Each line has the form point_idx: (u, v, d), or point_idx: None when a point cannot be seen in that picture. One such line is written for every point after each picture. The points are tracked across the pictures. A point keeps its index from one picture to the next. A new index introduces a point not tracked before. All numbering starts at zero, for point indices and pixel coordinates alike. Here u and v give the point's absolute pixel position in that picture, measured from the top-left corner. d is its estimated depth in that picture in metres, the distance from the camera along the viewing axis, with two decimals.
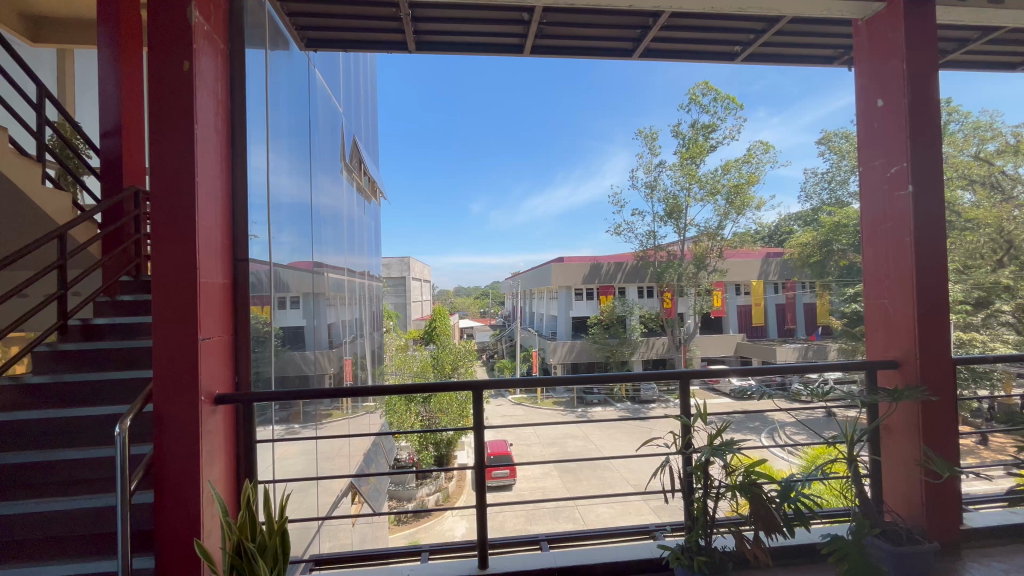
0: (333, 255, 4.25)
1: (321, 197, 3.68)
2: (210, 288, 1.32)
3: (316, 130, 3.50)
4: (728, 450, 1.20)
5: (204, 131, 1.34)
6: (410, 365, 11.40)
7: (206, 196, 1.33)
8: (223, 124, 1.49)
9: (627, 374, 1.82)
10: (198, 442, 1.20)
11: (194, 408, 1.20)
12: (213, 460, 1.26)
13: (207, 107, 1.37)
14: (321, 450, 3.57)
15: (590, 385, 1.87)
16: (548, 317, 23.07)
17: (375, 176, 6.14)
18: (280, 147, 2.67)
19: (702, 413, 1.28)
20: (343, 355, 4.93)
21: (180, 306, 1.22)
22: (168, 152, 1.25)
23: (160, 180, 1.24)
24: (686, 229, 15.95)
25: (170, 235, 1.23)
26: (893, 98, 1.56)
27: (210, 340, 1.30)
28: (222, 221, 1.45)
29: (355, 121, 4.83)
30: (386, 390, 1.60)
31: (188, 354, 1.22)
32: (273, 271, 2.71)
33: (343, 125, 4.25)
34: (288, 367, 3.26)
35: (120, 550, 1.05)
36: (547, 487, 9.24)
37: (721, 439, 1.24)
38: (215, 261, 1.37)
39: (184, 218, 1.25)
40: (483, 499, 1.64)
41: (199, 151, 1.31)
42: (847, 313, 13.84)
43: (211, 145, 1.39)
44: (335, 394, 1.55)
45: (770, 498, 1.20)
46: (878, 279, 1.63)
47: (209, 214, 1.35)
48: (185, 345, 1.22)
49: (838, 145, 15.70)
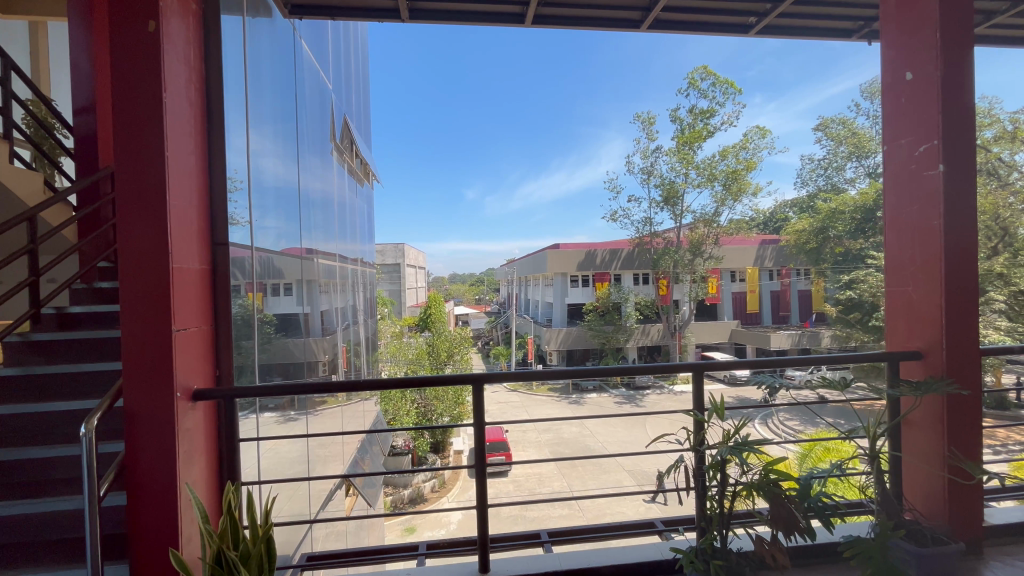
0: (323, 241, 4.09)
1: (310, 182, 3.54)
2: (185, 274, 1.22)
3: (304, 109, 3.34)
4: (747, 447, 1.13)
5: (175, 100, 1.23)
6: (404, 352, 11.45)
7: (178, 172, 1.22)
8: (196, 94, 1.37)
9: (625, 366, 1.72)
10: (174, 442, 1.11)
11: (169, 405, 1.11)
12: (193, 461, 1.17)
13: (177, 74, 1.25)
14: (314, 441, 3.51)
15: (587, 378, 1.73)
16: (544, 304, 23.08)
17: (367, 157, 5.96)
18: (262, 123, 2.54)
19: (717, 409, 1.21)
20: (337, 342, 4.85)
21: (151, 293, 1.12)
22: (133, 123, 1.14)
23: (122, 153, 1.13)
24: (682, 215, 15.91)
25: (139, 215, 1.13)
26: (924, 71, 1.47)
27: (186, 332, 1.20)
28: (198, 202, 1.34)
29: (346, 100, 4.68)
30: (383, 384, 1.51)
31: (162, 345, 1.12)
32: (257, 256, 2.57)
33: (332, 103, 4.09)
34: (279, 355, 3.16)
35: (90, 558, 0.97)
36: (543, 474, 9.29)
37: (736, 435, 1.17)
38: (191, 243, 1.27)
39: (154, 194, 1.14)
40: (483, 494, 1.57)
41: (170, 123, 1.19)
42: (841, 300, 13.92)
43: (184, 116, 1.27)
44: (328, 389, 1.46)
45: (788, 497, 1.13)
46: (901, 266, 1.56)
47: (183, 194, 1.24)
48: (159, 335, 1.12)
49: (836, 131, 15.75)
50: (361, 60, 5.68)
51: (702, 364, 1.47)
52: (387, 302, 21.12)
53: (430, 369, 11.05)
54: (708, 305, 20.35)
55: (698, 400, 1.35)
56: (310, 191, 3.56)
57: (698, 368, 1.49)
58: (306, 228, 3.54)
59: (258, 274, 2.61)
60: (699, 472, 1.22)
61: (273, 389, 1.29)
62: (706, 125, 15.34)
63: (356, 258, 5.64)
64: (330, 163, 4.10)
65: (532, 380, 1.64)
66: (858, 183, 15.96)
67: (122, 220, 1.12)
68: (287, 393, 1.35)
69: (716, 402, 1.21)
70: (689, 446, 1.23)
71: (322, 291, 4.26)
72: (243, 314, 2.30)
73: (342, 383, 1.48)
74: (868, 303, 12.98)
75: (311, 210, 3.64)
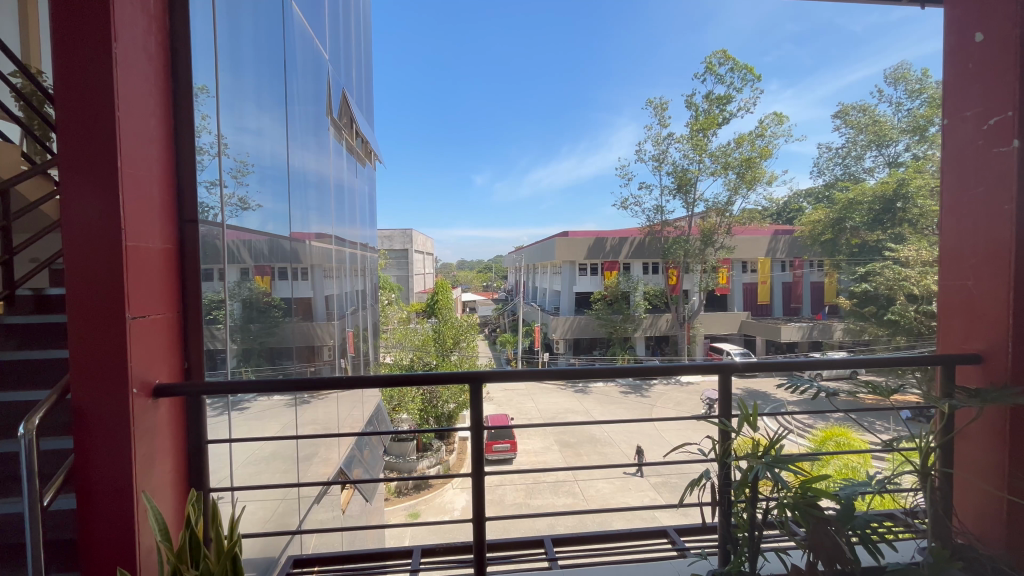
0: (318, 224, 3.89)
1: (300, 162, 3.36)
2: (143, 256, 1.14)
3: (295, 79, 3.19)
4: (785, 463, 1.00)
5: (132, 65, 1.15)
6: (410, 338, 11.17)
7: (134, 144, 1.14)
8: (158, 60, 1.28)
9: (642, 366, 1.54)
10: (130, 442, 1.03)
11: (122, 401, 1.02)
12: (154, 465, 1.09)
13: (132, 34, 1.16)
14: (311, 430, 3.52)
15: (599, 379, 1.57)
16: (551, 293, 23.01)
17: (369, 137, 5.80)
18: (237, 91, 2.39)
19: (750, 417, 1.07)
20: (344, 327, 4.87)
21: (101, 279, 1.05)
22: (81, 87, 1.06)
23: (69, 124, 1.05)
24: (694, 203, 15.64)
25: (90, 190, 1.06)
26: (1000, 29, 1.30)
27: (143, 320, 1.11)
28: (159, 179, 1.25)
29: (346, 74, 4.52)
30: (375, 380, 1.38)
31: (115, 334, 1.04)
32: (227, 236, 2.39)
33: (329, 75, 3.94)
34: (275, 340, 3.09)
35: (31, 566, 0.90)
36: (548, 463, 9.32)
37: (772, 448, 1.04)
38: (150, 223, 1.19)
39: (106, 167, 1.06)
40: (482, 501, 1.46)
41: (121, 88, 1.10)
42: (856, 293, 13.69)
43: (142, 85, 1.19)
44: (313, 387, 1.33)
45: (832, 523, 0.99)
46: (958, 257, 1.42)
47: (140, 167, 1.16)
48: (111, 323, 1.04)
49: (855, 119, 15.49)
50: (363, 35, 5.48)
51: (729, 365, 1.32)
52: (394, 288, 21.14)
53: (436, 355, 10.95)
54: (718, 295, 20.19)
55: (724, 405, 1.21)
56: (302, 170, 3.40)
57: (725, 369, 1.34)
58: (298, 209, 3.38)
59: (234, 255, 2.47)
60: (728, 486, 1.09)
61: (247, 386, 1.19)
62: (722, 112, 14.98)
63: (357, 243, 5.41)
64: (327, 139, 3.94)
65: (539, 379, 1.50)
66: (876, 173, 15.69)
67: (69, 197, 1.05)
68: (263, 390, 1.25)
69: (751, 411, 1.07)
70: (715, 459, 1.10)
71: (326, 276, 4.18)
72: (212, 298, 2.17)
73: (330, 379, 1.35)
74: (883, 296, 12.77)
75: (304, 191, 3.48)
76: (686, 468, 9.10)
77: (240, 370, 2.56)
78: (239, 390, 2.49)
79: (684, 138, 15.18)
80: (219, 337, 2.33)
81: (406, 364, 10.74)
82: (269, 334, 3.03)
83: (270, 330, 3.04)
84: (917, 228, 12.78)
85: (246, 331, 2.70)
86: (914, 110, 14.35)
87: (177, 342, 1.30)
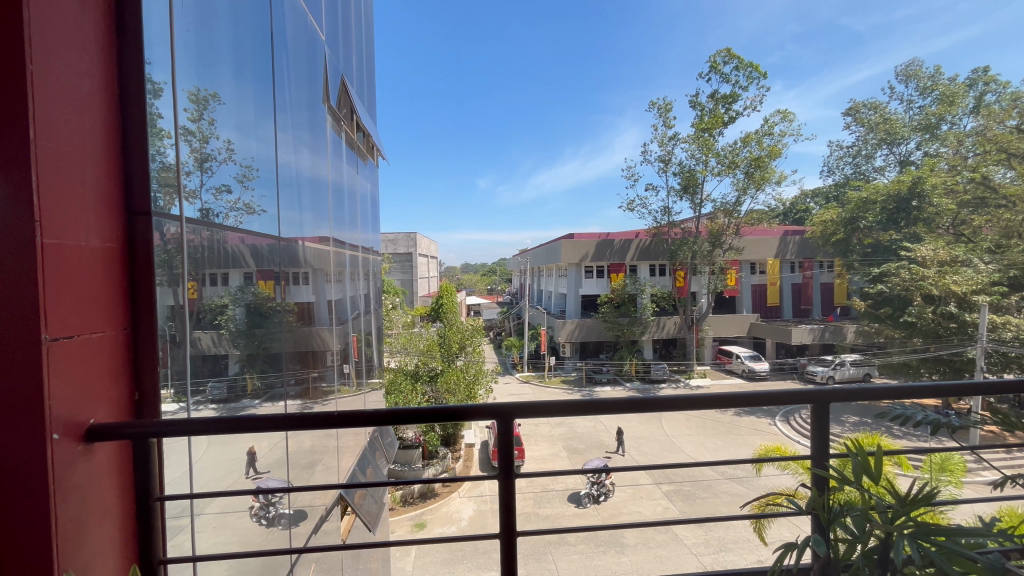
0: (312, 226, 3.53)
1: (290, 157, 3.07)
2: (78, 257, 1.07)
3: (281, 66, 2.90)
4: (927, 535, 1.09)
5: (65, 39, 1.07)
6: (415, 343, 10.91)
7: (66, 128, 1.06)
8: (98, 37, 1.21)
9: (710, 397, 1.26)
10: (47, 501, 0.96)
11: (40, 447, 0.95)
12: (88, 525, 1.04)
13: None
14: (312, 445, 3.33)
15: (649, 410, 1.25)
16: (557, 296, 22.88)
17: (371, 131, 5.62)
18: (209, 81, 2.21)
19: (867, 471, 1.18)
20: (350, 332, 4.73)
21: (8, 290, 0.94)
22: None
23: None
24: (702, 204, 15.55)
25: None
26: None
27: (69, 340, 1.02)
28: (101, 171, 1.19)
29: (344, 58, 4.28)
30: (355, 416, 1.13)
31: (30, 359, 0.95)
32: (214, 239, 2.29)
33: (326, 59, 3.70)
34: (281, 346, 2.98)
35: None
36: (557, 471, 9.19)
37: (899, 513, 1.14)
38: (85, 222, 1.11)
39: (18, 158, 0.95)
40: (510, 544, 1.22)
41: (39, 56, 0.99)
42: (870, 293, 13.47)
43: (80, 64, 1.12)
44: (276, 427, 1.11)
45: None
46: None
47: (74, 157, 1.08)
48: (24, 338, 0.94)
49: (867, 117, 15.55)
50: (364, 23, 5.26)
51: (820, 391, 1.25)
52: (398, 292, 21.02)
53: (442, 360, 10.65)
54: (727, 297, 19.99)
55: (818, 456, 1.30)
56: (295, 168, 3.14)
57: (818, 396, 1.26)
58: (289, 211, 3.08)
59: (238, 260, 2.48)
60: (843, 551, 1.18)
61: (194, 424, 1.07)
62: (728, 111, 14.90)
63: (358, 246, 5.07)
64: (323, 131, 3.70)
65: (561, 409, 1.21)
66: (887, 171, 15.73)
67: None
68: (222, 432, 1.10)
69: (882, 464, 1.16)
70: (828, 525, 1.20)
71: (332, 280, 4.06)
72: (213, 304, 2.24)
73: (293, 418, 1.11)
74: (899, 297, 12.50)
75: (297, 190, 3.19)
76: (699, 476, 8.85)
77: (244, 377, 2.53)
78: (240, 396, 2.48)
79: (689, 138, 15.02)
80: (222, 343, 2.34)
81: (412, 370, 10.55)
82: (280, 340, 2.98)
83: (277, 335, 2.94)
84: (932, 227, 12.60)
85: (252, 340, 2.61)
86: (925, 107, 14.32)
87: (123, 350, 1.24)
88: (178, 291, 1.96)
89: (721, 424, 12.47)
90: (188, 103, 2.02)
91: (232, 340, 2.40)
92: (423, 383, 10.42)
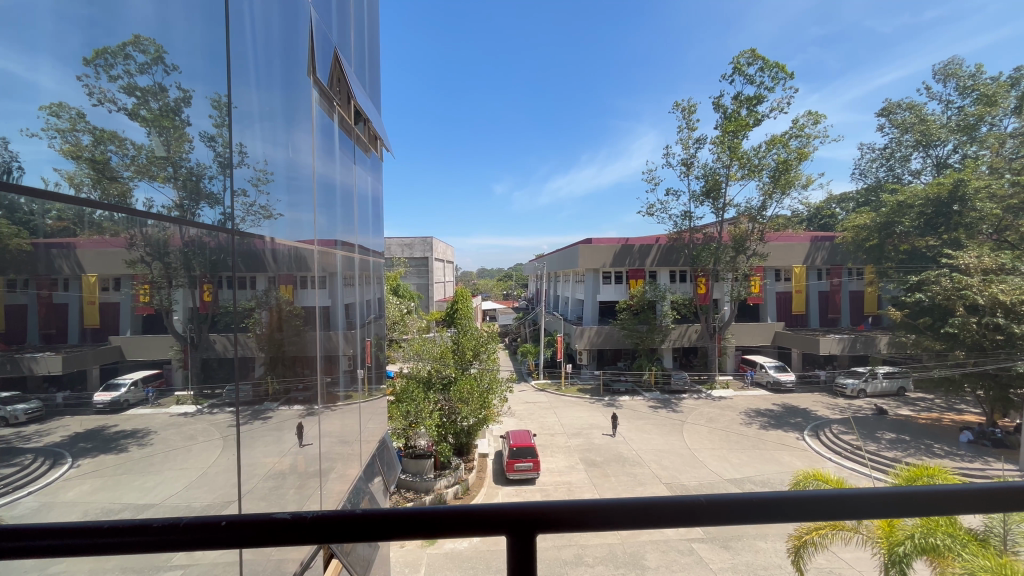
0: (305, 226, 3.12)
1: (272, 147, 2.68)
2: None
3: (255, 30, 2.48)
4: None
5: None
6: (428, 350, 10.62)
7: None
8: None
9: (874, 498, 0.98)
10: None
11: None
12: None
13: None
14: (308, 467, 2.98)
15: (754, 506, 0.96)
16: (574, 302, 22.54)
17: (373, 118, 5.34)
18: (196, 67, 1.98)
19: None
20: (361, 337, 4.55)
21: None
22: None
23: None
24: (724, 209, 15.13)
25: None
26: None
27: None
28: None
29: (337, 30, 3.97)
30: (204, 524, 0.87)
31: None
32: (237, 241, 2.26)
33: (312, 23, 3.35)
34: (291, 347, 2.85)
35: None
36: (574, 485, 8.95)
37: None
38: None
39: None
40: None
41: None
42: (907, 301, 12.78)
43: None
44: (90, 545, 0.86)
45: None
46: None
47: None
48: None
49: (902, 118, 14.96)
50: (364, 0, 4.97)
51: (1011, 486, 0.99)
52: (413, 298, 20.86)
53: (455, 368, 10.39)
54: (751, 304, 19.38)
55: None
56: (279, 160, 2.76)
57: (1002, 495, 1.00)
58: (276, 202, 2.67)
59: (262, 264, 2.48)
60: None
61: None
62: (751, 113, 14.42)
63: (357, 248, 4.53)
64: (308, 111, 3.30)
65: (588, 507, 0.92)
66: (922, 175, 15.07)
67: None
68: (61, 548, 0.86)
69: None
70: None
71: (344, 283, 3.98)
72: (231, 307, 2.18)
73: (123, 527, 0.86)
74: (940, 307, 11.68)
75: (283, 183, 2.79)
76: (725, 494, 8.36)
77: (257, 384, 2.38)
78: (263, 399, 2.45)
79: (714, 141, 14.58)
80: (248, 345, 2.32)
81: (424, 377, 10.22)
82: (291, 345, 2.87)
83: (286, 340, 2.79)
84: (972, 233, 11.87)
85: (259, 348, 2.43)
86: (963, 108, 13.61)
87: None
88: (197, 295, 1.97)
89: (745, 437, 12.04)
90: (210, 111, 2.06)
91: (241, 346, 2.24)
92: (435, 392, 10.03)
